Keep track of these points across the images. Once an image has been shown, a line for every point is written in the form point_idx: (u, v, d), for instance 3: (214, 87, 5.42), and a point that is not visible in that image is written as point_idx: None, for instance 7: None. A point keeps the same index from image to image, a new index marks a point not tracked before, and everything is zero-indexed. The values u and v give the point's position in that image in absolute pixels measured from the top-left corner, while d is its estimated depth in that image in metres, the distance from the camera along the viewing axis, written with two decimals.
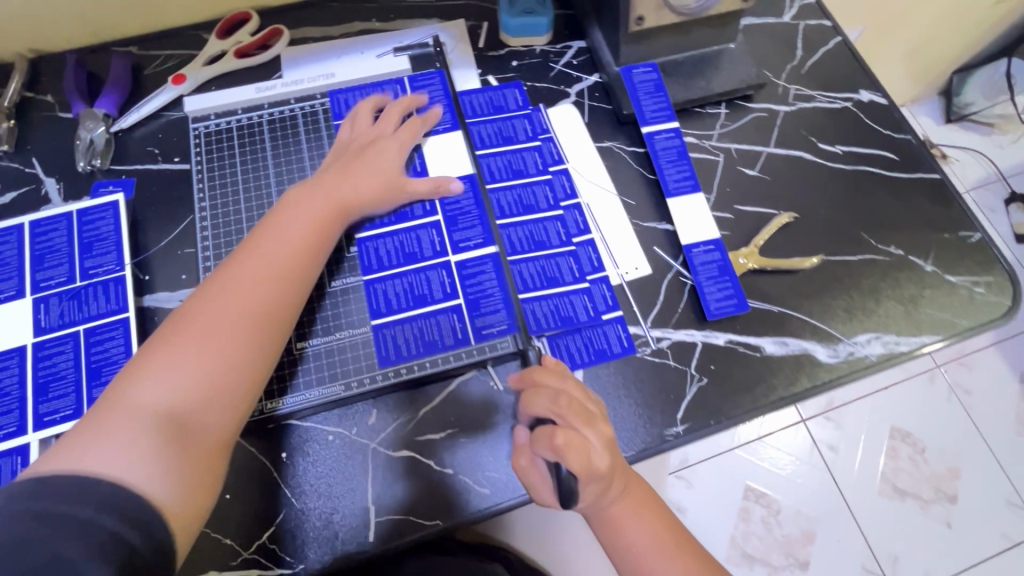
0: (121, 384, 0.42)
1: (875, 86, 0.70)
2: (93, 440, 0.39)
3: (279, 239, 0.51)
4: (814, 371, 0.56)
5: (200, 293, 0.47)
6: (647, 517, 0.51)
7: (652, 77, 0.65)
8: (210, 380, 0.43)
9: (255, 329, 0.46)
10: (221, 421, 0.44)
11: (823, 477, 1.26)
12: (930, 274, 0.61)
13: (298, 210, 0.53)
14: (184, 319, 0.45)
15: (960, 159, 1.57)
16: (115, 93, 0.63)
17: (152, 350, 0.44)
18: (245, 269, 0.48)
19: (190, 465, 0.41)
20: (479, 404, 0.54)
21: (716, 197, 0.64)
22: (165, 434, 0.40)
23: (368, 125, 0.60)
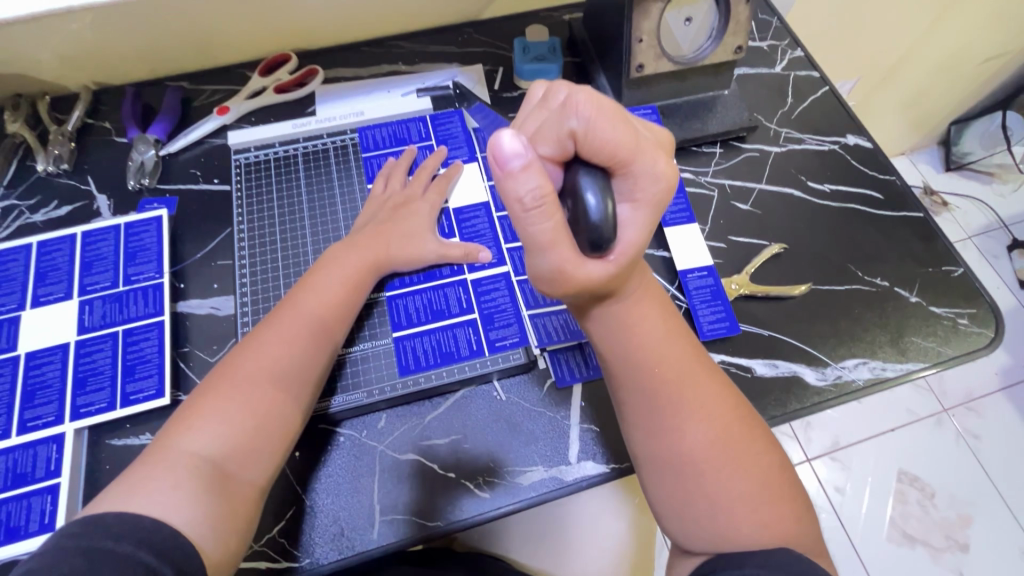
0: (169, 435, 0.45)
1: (861, 130, 0.76)
2: (142, 483, 0.42)
3: (317, 296, 0.55)
4: (803, 393, 0.59)
5: (244, 348, 0.51)
6: (703, 415, 0.45)
7: (651, 119, 0.71)
8: (249, 430, 0.47)
9: (291, 381, 0.50)
10: (259, 468, 0.47)
11: (829, 519, 1.25)
12: (915, 304, 0.64)
13: (335, 269, 0.57)
14: (229, 372, 0.49)
15: (960, 206, 1.61)
16: (166, 121, 0.71)
17: (198, 402, 0.47)
18: (285, 327, 0.52)
19: (230, 513, 0.43)
20: (483, 413, 0.57)
21: (710, 228, 0.68)
22: (209, 481, 0.43)
23: (398, 184, 0.65)
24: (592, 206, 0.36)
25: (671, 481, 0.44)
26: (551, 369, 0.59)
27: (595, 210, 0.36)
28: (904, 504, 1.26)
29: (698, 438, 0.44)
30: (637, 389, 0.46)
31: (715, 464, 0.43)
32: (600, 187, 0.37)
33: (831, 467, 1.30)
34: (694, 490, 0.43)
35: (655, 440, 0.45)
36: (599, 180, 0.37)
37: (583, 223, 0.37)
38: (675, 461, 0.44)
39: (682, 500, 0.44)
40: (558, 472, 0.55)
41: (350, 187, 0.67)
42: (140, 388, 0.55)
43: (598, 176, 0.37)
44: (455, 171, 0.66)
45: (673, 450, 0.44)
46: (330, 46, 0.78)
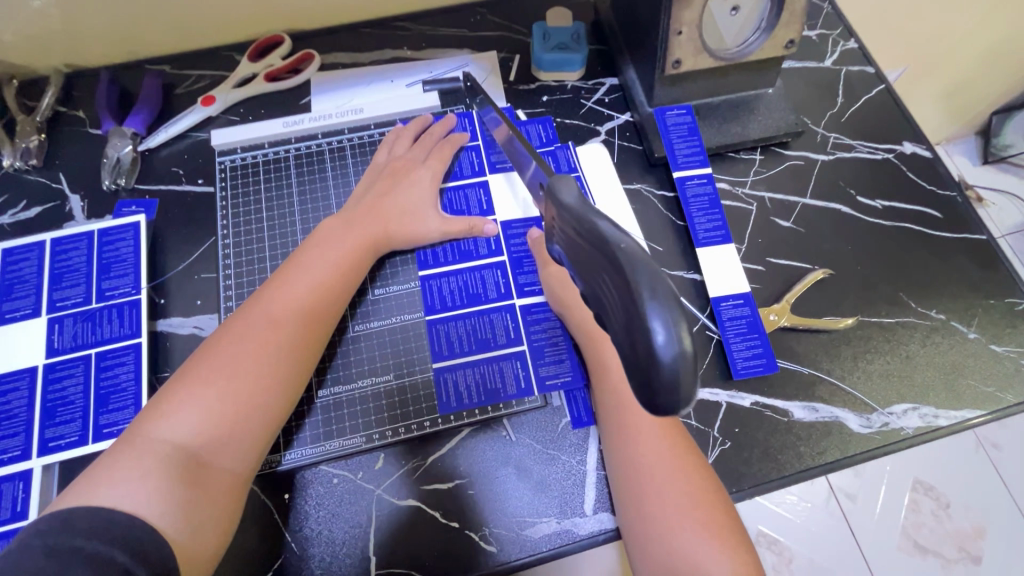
0: (143, 419, 0.41)
1: (919, 137, 0.68)
2: (109, 476, 0.37)
3: (309, 271, 0.50)
4: (844, 440, 0.53)
5: (231, 322, 0.46)
6: (668, 444, 0.46)
7: (685, 120, 0.63)
8: (232, 416, 0.42)
9: (279, 363, 0.45)
10: (238, 457, 0.42)
11: (839, 528, 1.20)
12: (973, 341, 0.57)
13: (331, 241, 0.52)
14: (213, 347, 0.44)
15: (995, 202, 1.52)
16: (145, 112, 0.64)
17: (175, 382, 0.42)
18: (274, 301, 0.47)
19: (205, 507, 0.39)
20: (491, 456, 0.52)
21: (746, 248, 0.61)
22: (184, 470, 0.39)
23: (404, 149, 0.60)
24: (660, 348, 0.27)
25: (632, 510, 0.45)
26: (566, 408, 0.53)
27: (666, 349, 0.27)
28: (918, 513, 1.18)
29: (658, 465, 0.45)
30: (608, 418, 0.49)
31: (674, 493, 0.44)
32: (674, 323, 0.27)
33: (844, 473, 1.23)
34: (657, 521, 0.43)
35: (623, 473, 0.47)
36: (668, 303, 0.27)
37: (649, 365, 0.28)
38: (637, 489, 0.45)
39: (645, 526, 0.44)
40: (572, 524, 0.50)
41: (348, 189, 0.60)
42: (115, 420, 0.50)
43: (670, 298, 0.27)
44: (458, 141, 0.61)
45: (638, 479, 0.45)
46: (326, 27, 0.70)
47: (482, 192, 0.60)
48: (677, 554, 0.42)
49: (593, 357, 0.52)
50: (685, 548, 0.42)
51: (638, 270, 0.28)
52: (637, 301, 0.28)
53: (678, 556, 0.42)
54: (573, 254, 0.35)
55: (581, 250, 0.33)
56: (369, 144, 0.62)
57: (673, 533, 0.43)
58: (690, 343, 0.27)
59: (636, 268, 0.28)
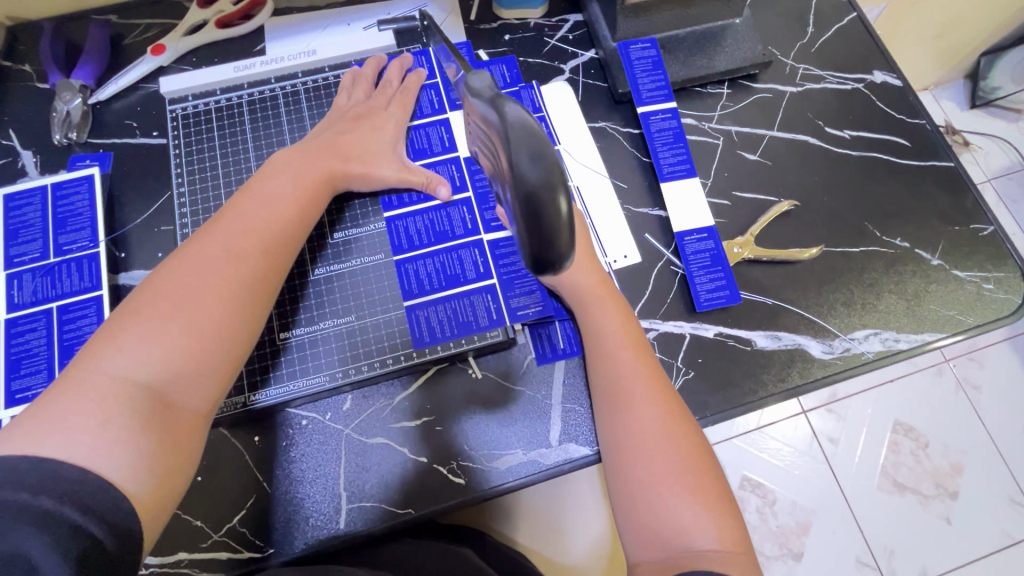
0: (89, 356, 0.37)
1: (890, 66, 0.66)
2: (61, 420, 0.34)
3: (265, 204, 0.47)
4: (806, 366, 0.54)
5: (180, 256, 0.43)
6: (663, 411, 0.44)
7: (649, 54, 0.62)
8: (195, 351, 0.40)
9: (241, 296, 0.43)
10: (202, 395, 0.40)
11: (822, 472, 1.21)
12: (936, 267, 0.58)
13: (286, 174, 0.49)
14: (164, 281, 0.41)
15: (981, 147, 1.52)
16: (93, 64, 0.62)
17: (123, 318, 0.39)
18: (230, 233, 0.44)
19: (171, 451, 0.37)
20: (459, 393, 0.52)
21: (712, 182, 0.61)
22: (146, 413, 0.37)
23: (362, 95, 0.58)
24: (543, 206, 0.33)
25: (622, 476, 0.43)
26: (531, 344, 0.54)
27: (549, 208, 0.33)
28: (897, 454, 1.21)
29: (652, 432, 0.43)
30: (602, 385, 0.47)
31: (665, 458, 0.42)
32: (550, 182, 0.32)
33: (826, 419, 1.24)
34: (645, 484, 0.42)
35: (613, 441, 0.45)
36: (548, 171, 0.32)
37: (535, 222, 0.33)
38: (626, 455, 0.44)
39: (634, 492, 0.42)
40: (539, 455, 0.51)
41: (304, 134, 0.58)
42: None
43: (549, 164, 0.32)
44: (418, 80, 0.60)
45: (627, 447, 0.44)
46: None
47: (443, 130, 0.59)
48: (662, 519, 0.40)
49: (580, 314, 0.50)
50: (671, 512, 0.40)
51: (524, 143, 0.33)
52: (521, 167, 0.33)
53: (663, 520, 0.40)
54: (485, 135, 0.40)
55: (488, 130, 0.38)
56: (324, 88, 0.60)
57: (660, 494, 0.41)
58: (565, 205, 0.33)
59: (522, 139, 0.33)
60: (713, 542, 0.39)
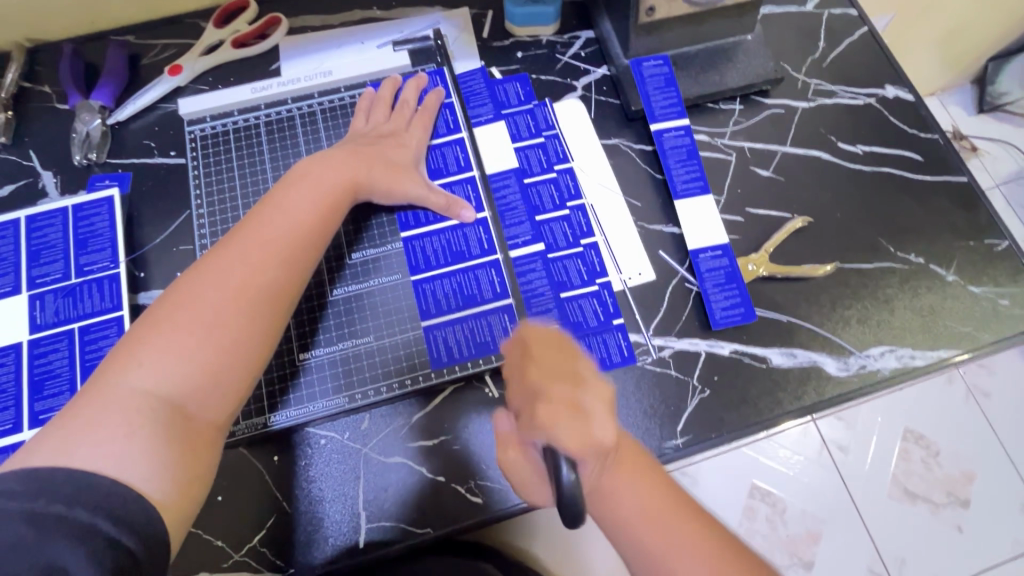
0: (112, 368, 0.40)
1: (901, 80, 0.66)
2: (88, 431, 0.36)
3: (284, 215, 0.47)
4: (822, 384, 0.54)
5: (200, 268, 0.44)
6: (644, 484, 0.43)
7: (662, 71, 0.62)
8: (214, 363, 0.41)
9: (258, 308, 0.44)
10: (222, 406, 0.42)
11: (830, 479, 1.20)
12: (951, 283, 0.58)
13: (303, 185, 0.50)
14: (183, 294, 0.42)
15: (990, 152, 1.51)
16: (111, 84, 0.62)
17: (146, 331, 0.41)
18: (249, 245, 0.45)
19: (192, 460, 0.39)
20: (476, 411, 0.53)
21: (726, 198, 0.61)
22: (166, 423, 0.38)
23: (382, 116, 0.59)
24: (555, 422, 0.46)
25: (638, 553, 0.41)
26: None
27: None
28: (907, 461, 1.21)
29: (643, 513, 0.42)
30: (605, 518, 0.43)
31: (673, 531, 0.41)
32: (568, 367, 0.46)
33: (837, 428, 1.24)
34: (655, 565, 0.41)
35: (610, 524, 0.43)
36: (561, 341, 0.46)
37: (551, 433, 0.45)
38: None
39: None
40: None
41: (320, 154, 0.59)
42: None
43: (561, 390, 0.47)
44: (436, 100, 0.61)
45: (627, 530, 0.42)
46: None
47: (459, 149, 0.60)
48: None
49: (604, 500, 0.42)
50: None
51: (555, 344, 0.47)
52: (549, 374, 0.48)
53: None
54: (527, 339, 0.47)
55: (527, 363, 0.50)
56: (340, 108, 0.61)
57: None
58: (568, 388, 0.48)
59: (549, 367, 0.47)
60: None
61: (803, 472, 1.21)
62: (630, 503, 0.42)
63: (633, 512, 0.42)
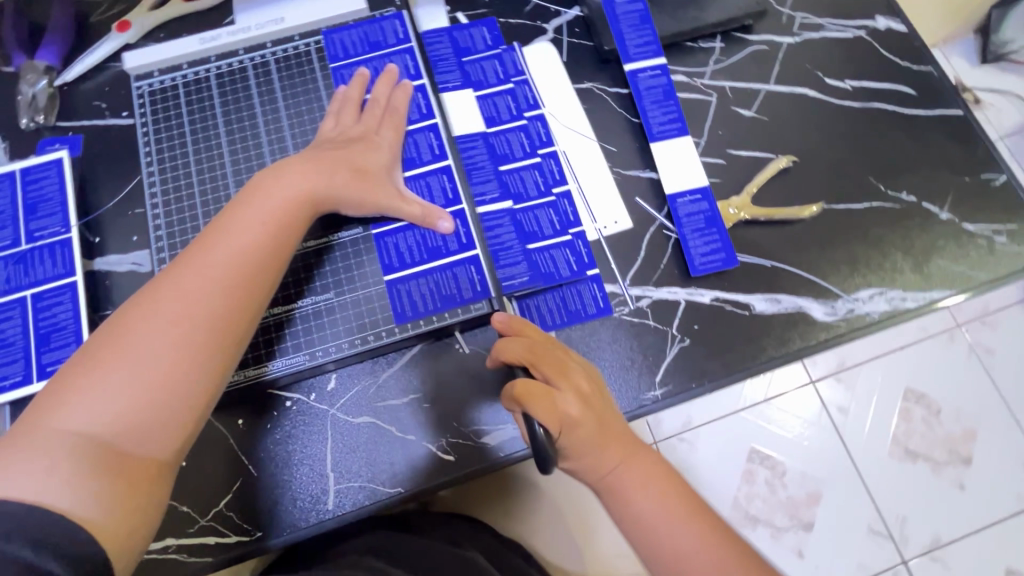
0: (44, 403, 0.34)
1: (893, 11, 0.62)
2: (2, 472, 0.31)
3: (238, 225, 0.42)
4: (808, 329, 0.52)
5: (147, 290, 0.38)
6: (658, 487, 0.42)
7: (637, 8, 0.59)
8: (152, 398, 0.35)
9: (205, 335, 0.38)
10: (166, 443, 0.36)
11: (832, 443, 1.19)
12: (944, 222, 0.55)
13: (261, 190, 0.44)
14: (124, 320, 0.37)
15: (994, 103, 1.46)
16: (57, 45, 0.60)
17: (78, 363, 0.35)
18: (196, 261, 0.39)
19: (127, 505, 0.33)
20: (445, 368, 0.51)
21: (706, 141, 0.58)
22: (96, 463, 0.33)
23: (352, 119, 0.52)
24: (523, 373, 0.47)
25: (651, 553, 0.40)
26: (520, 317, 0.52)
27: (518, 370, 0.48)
28: (909, 422, 1.20)
29: (655, 515, 0.41)
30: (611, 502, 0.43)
31: (685, 532, 0.40)
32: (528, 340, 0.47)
33: (835, 389, 1.22)
34: (668, 562, 0.40)
35: (617, 517, 0.42)
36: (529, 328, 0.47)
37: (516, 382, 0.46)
38: None
39: None
40: None
41: (276, 107, 0.56)
42: (57, 358, 0.49)
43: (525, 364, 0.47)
44: (392, 77, 0.55)
45: (639, 532, 0.41)
46: None
47: (420, 95, 0.55)
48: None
49: (608, 492, 0.43)
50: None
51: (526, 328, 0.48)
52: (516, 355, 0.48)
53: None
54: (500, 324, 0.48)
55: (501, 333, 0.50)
56: (295, 57, 0.57)
57: None
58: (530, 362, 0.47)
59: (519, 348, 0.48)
60: None
61: (802, 434, 1.20)
62: (639, 496, 0.42)
63: (644, 513, 0.41)
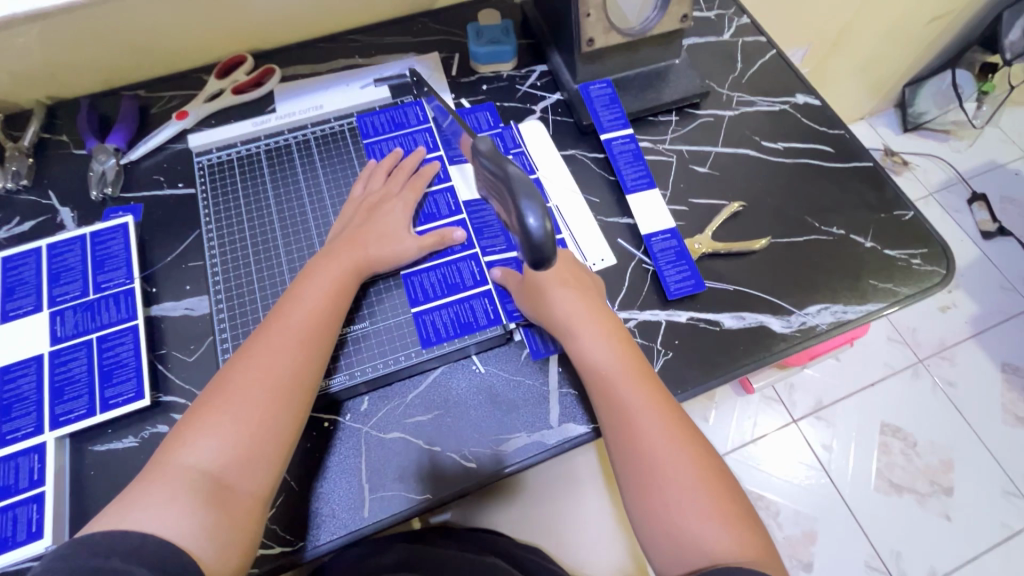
0: (168, 449, 0.46)
1: (809, 89, 0.78)
2: (139, 501, 0.43)
3: (301, 303, 0.53)
4: (769, 340, 0.61)
5: (237, 358, 0.50)
6: (639, 376, 0.52)
7: (605, 92, 0.72)
8: (246, 443, 0.46)
9: (280, 391, 0.49)
10: (256, 480, 0.46)
11: (829, 489, 1.35)
12: (870, 249, 0.67)
13: (318, 275, 0.56)
14: (223, 382, 0.49)
15: (920, 165, 1.72)
16: (125, 130, 0.70)
17: (190, 417, 0.47)
18: (273, 334, 0.51)
19: (230, 530, 0.43)
20: (464, 387, 0.58)
21: (671, 192, 0.70)
22: (206, 496, 0.43)
23: (379, 183, 0.64)
24: (532, 226, 0.45)
25: (624, 432, 0.50)
26: (526, 341, 0.60)
27: (535, 228, 0.45)
28: (889, 455, 1.37)
29: (636, 403, 0.51)
30: (594, 384, 0.53)
31: (653, 422, 0.50)
32: (538, 210, 0.45)
33: (817, 425, 1.42)
34: (635, 443, 0.49)
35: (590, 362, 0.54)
36: (535, 201, 0.45)
37: (528, 241, 0.46)
38: (645, 459, 0.49)
39: (650, 494, 0.48)
40: (541, 436, 0.56)
41: (315, 175, 0.67)
42: (119, 392, 0.55)
43: (537, 198, 0.45)
44: (416, 158, 0.66)
45: (619, 410, 0.51)
46: (285, 46, 0.78)
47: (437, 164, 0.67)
48: (687, 533, 0.46)
49: (594, 382, 0.53)
50: (672, 476, 0.48)
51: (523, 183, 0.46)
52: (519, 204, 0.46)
53: (691, 536, 0.46)
54: (499, 194, 0.51)
55: (501, 190, 0.50)
56: (330, 135, 0.70)
57: (676, 497, 0.47)
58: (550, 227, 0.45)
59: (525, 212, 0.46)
60: (722, 534, 0.46)
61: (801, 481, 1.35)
62: (610, 355, 0.53)
63: (619, 380, 0.52)
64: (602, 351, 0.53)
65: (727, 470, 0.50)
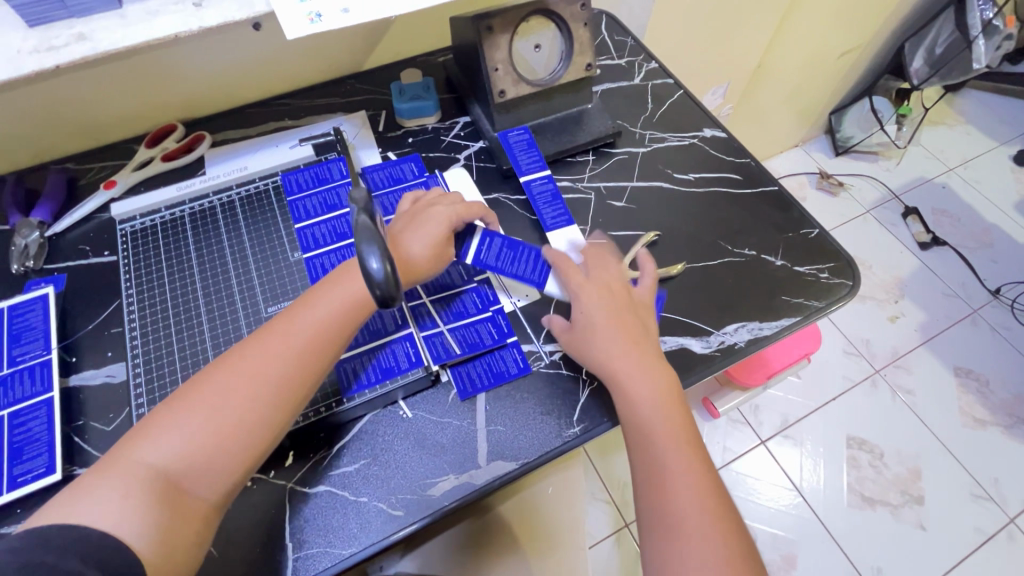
0: (131, 441, 0.47)
1: (716, 124, 0.84)
2: (91, 492, 0.44)
3: (307, 316, 0.53)
4: (691, 362, 0.63)
5: (227, 361, 0.51)
6: (676, 437, 0.54)
7: (524, 137, 0.76)
8: (212, 447, 0.47)
9: (264, 403, 0.50)
10: (211, 486, 0.47)
11: (805, 510, 1.34)
12: (780, 267, 0.70)
13: (333, 290, 0.55)
14: (208, 381, 0.50)
15: (855, 184, 1.82)
16: (50, 204, 0.71)
17: (165, 408, 0.48)
18: (271, 343, 0.52)
19: (177, 530, 0.44)
20: (390, 433, 0.58)
21: (591, 227, 0.73)
22: (159, 493, 0.45)
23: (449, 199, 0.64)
24: (371, 268, 0.43)
25: (649, 485, 0.52)
26: (452, 382, 0.61)
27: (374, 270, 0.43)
28: (858, 468, 1.38)
29: (669, 460, 0.53)
30: (633, 435, 0.55)
31: (682, 484, 0.51)
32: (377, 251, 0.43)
33: (785, 444, 1.42)
34: (657, 499, 0.51)
35: (630, 409, 0.56)
36: (375, 243, 0.44)
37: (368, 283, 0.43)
38: (668, 522, 0.50)
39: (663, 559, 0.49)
40: (468, 477, 0.56)
41: (239, 234, 0.68)
42: (29, 469, 0.54)
43: (374, 240, 0.44)
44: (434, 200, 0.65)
45: (648, 463, 0.53)
46: (215, 113, 0.81)
47: None
48: None
49: (636, 437, 0.55)
50: (688, 542, 0.49)
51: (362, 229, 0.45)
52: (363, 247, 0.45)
53: None
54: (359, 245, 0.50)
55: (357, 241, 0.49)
56: (255, 195, 0.72)
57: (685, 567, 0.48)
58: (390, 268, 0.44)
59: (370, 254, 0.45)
60: None
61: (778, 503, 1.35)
62: (654, 409, 0.55)
63: (654, 437, 0.54)
64: (646, 403, 0.55)
65: (754, 552, 0.50)
